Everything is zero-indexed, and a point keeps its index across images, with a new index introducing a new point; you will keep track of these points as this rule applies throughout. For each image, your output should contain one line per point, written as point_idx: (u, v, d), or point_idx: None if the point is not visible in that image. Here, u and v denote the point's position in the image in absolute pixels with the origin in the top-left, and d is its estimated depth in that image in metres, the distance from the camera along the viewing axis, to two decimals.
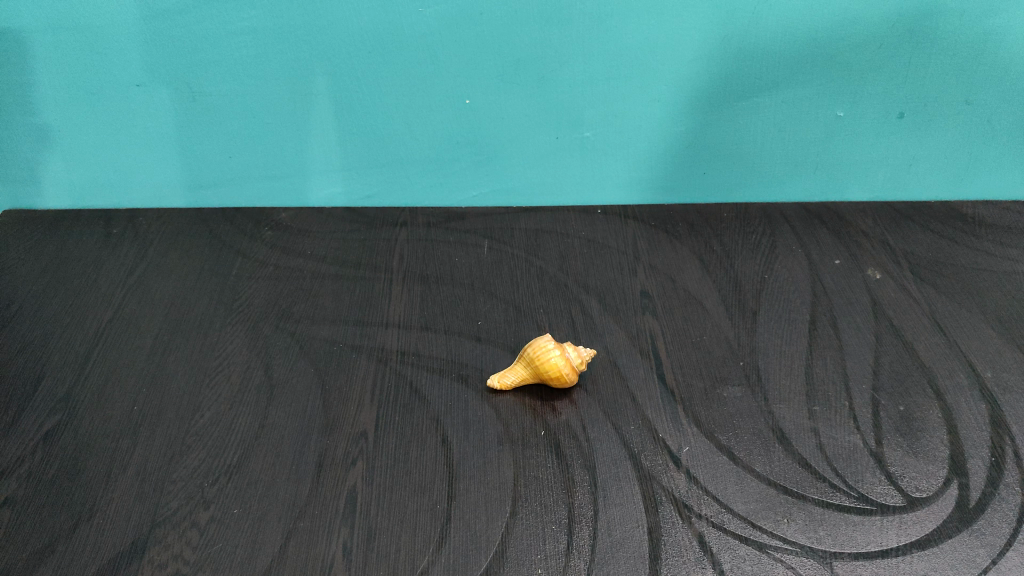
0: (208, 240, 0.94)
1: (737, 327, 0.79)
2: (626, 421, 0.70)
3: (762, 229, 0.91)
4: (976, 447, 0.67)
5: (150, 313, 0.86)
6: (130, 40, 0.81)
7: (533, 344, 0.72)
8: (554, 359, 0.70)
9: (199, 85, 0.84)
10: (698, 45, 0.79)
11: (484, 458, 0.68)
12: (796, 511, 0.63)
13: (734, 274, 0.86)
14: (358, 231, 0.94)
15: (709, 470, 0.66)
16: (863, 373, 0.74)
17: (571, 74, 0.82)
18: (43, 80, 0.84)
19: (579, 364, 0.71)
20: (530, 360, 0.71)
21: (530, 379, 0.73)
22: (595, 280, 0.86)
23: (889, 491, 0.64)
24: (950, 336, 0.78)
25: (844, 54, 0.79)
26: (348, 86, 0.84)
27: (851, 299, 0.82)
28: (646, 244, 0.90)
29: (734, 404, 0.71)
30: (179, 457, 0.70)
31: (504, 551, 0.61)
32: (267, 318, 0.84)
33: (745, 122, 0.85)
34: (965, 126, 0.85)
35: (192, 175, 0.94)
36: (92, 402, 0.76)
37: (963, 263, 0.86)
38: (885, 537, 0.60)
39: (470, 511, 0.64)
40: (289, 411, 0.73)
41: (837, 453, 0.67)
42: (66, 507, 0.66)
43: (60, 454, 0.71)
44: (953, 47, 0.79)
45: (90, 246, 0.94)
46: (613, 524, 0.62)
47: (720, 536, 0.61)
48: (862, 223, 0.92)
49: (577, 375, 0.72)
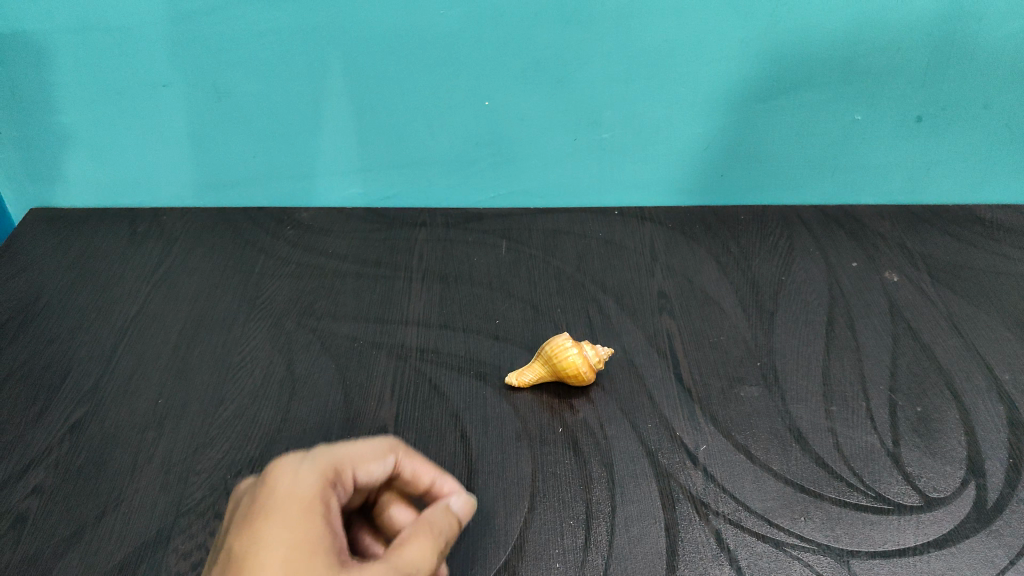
0: (232, 238, 0.96)
1: (754, 328, 0.80)
2: (644, 419, 0.71)
3: (779, 232, 0.92)
4: (994, 448, 0.67)
5: (174, 309, 0.88)
6: (157, 40, 0.82)
7: (550, 341, 0.73)
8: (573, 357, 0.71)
9: (224, 85, 0.85)
10: (719, 47, 0.79)
11: (503, 454, 0.69)
12: (813, 509, 0.63)
13: (751, 275, 0.86)
14: (378, 230, 0.96)
15: (726, 468, 0.67)
16: (881, 375, 0.74)
17: (591, 76, 0.82)
18: (71, 82, 0.85)
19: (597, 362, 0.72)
20: (548, 358, 0.72)
21: (548, 377, 0.74)
22: (612, 281, 0.87)
23: (906, 490, 0.64)
24: (968, 339, 0.78)
25: (864, 57, 0.79)
26: (370, 88, 0.85)
27: (869, 301, 0.83)
28: (663, 245, 0.91)
29: (751, 403, 0.72)
30: (203, 449, 0.72)
31: (523, 545, 0.62)
32: (290, 314, 0.86)
33: (763, 125, 0.86)
34: (985, 129, 0.85)
35: (216, 174, 0.96)
36: (118, 394, 0.77)
37: (980, 266, 0.86)
38: (903, 537, 0.61)
39: (490, 505, 0.65)
40: (310, 405, 0.75)
41: (854, 453, 0.67)
42: (93, 496, 0.68)
43: (87, 444, 0.72)
44: (974, 50, 0.78)
45: (116, 244, 0.96)
46: (630, 520, 0.63)
47: (737, 533, 0.62)
48: (879, 225, 0.92)
49: (594, 373, 0.73)
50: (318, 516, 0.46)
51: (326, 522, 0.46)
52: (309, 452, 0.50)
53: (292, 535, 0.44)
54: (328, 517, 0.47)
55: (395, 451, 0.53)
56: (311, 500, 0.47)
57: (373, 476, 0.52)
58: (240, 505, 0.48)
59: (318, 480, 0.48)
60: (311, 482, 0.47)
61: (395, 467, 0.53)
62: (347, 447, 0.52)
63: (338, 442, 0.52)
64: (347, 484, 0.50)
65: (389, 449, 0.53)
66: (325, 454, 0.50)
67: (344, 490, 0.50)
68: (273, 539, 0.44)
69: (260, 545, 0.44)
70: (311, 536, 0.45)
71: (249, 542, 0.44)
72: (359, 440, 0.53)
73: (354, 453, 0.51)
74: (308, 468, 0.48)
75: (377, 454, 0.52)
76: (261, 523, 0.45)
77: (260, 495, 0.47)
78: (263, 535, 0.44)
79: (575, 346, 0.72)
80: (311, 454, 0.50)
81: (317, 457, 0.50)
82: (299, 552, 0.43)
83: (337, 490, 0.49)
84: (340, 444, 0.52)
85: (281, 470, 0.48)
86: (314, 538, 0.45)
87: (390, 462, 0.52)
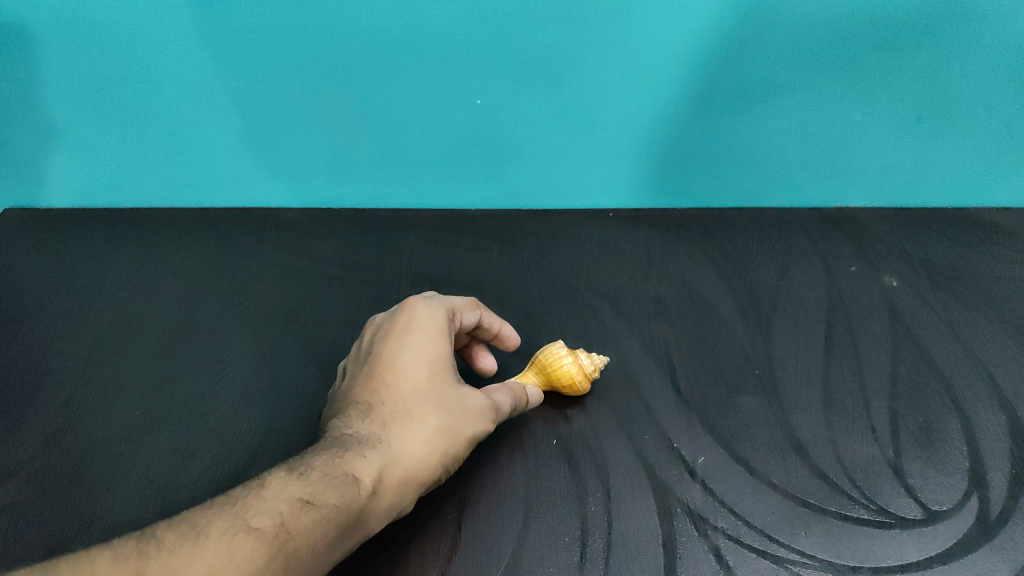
0: (214, 241, 0.93)
1: (752, 335, 0.78)
2: (641, 431, 0.69)
3: (775, 235, 0.90)
4: (996, 459, 0.66)
5: (154, 315, 0.84)
6: (132, 36, 0.77)
7: (544, 350, 0.71)
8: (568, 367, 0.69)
9: (204, 83, 0.81)
10: (720, 45, 0.76)
11: (496, 467, 0.66)
12: (814, 523, 0.62)
13: (749, 280, 0.85)
14: (366, 233, 0.93)
15: (725, 480, 0.65)
16: (881, 383, 0.73)
17: (586, 75, 0.79)
18: (43, 77, 0.81)
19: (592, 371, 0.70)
20: (542, 367, 0.70)
21: (541, 387, 0.71)
22: (607, 286, 0.84)
23: (908, 504, 0.63)
24: (968, 345, 0.77)
25: (865, 56, 0.77)
26: (356, 86, 0.81)
27: (868, 307, 0.81)
28: (658, 248, 0.89)
29: (750, 413, 0.70)
30: (183, 463, 0.69)
31: (517, 563, 0.60)
32: (274, 321, 0.83)
33: (761, 125, 0.84)
34: (985, 130, 0.83)
35: (198, 174, 0.93)
36: (95, 406, 0.74)
37: (979, 270, 0.85)
38: (905, 551, 0.60)
39: (482, 521, 0.63)
40: (296, 416, 0.73)
41: (855, 464, 0.66)
42: (67, 514, 0.65)
43: (62, 459, 0.69)
44: (976, 49, 0.76)
45: (93, 246, 0.93)
46: (627, 536, 0.61)
47: (737, 549, 0.60)
48: (876, 228, 0.91)
49: (589, 384, 0.71)
50: (448, 336, 0.63)
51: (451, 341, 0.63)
52: (438, 296, 0.67)
53: (435, 344, 0.61)
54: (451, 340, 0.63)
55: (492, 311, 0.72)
56: (444, 326, 0.63)
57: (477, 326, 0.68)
58: (386, 321, 0.64)
59: (454, 314, 0.65)
60: (445, 314, 0.64)
61: (491, 324, 0.70)
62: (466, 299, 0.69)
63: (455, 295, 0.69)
64: (467, 323, 0.67)
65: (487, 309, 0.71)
66: (453, 301, 0.67)
67: (463, 324, 0.67)
68: (421, 343, 0.61)
69: (409, 346, 0.61)
70: (446, 348, 0.62)
71: (399, 343, 0.61)
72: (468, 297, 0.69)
73: (468, 302, 0.68)
74: (448, 301, 0.66)
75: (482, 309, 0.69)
76: (405, 336, 0.61)
77: (404, 313, 0.64)
78: (411, 338, 0.61)
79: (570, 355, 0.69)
80: (440, 296, 0.67)
81: (447, 302, 0.66)
82: (443, 350, 0.61)
83: (463, 325, 0.66)
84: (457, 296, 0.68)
85: (421, 303, 0.64)
86: (446, 351, 0.62)
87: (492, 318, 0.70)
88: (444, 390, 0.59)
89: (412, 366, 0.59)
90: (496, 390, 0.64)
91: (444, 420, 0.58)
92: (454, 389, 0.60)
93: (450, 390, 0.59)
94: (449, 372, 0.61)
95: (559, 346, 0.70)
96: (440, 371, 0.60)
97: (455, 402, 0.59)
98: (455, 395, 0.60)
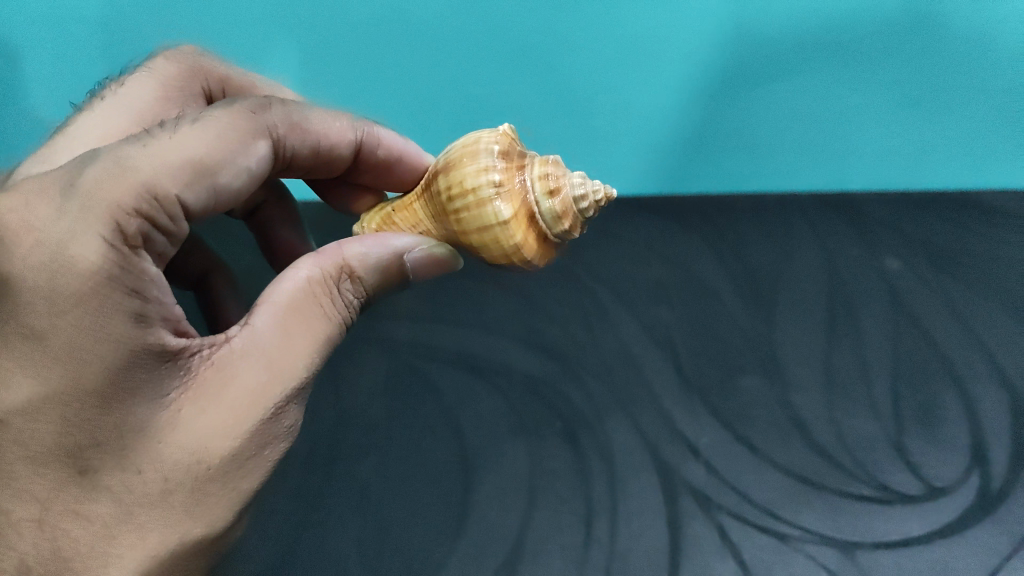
0: None
1: (753, 317, 0.77)
2: (642, 413, 0.69)
3: (775, 220, 0.86)
4: (996, 435, 0.69)
5: None
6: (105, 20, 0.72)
7: (462, 184, 0.51)
8: (499, 207, 0.51)
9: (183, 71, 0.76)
10: (703, 25, 0.75)
11: (499, 452, 0.66)
12: (815, 499, 0.64)
13: (750, 263, 0.82)
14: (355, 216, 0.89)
15: (727, 460, 0.66)
16: (882, 363, 0.74)
17: (582, 61, 0.78)
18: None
19: (553, 213, 0.54)
20: (462, 211, 0.51)
21: (466, 237, 0.53)
22: (607, 269, 0.80)
23: (909, 480, 0.66)
24: (969, 326, 0.78)
25: (857, 42, 0.78)
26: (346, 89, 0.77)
27: (868, 289, 0.80)
28: (661, 235, 0.83)
29: (751, 394, 0.71)
30: None
31: (523, 543, 0.62)
32: None
33: (758, 110, 0.82)
34: (979, 114, 0.84)
35: None
36: None
37: (980, 251, 0.84)
38: (907, 526, 0.63)
39: (488, 502, 0.63)
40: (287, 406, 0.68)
41: (857, 443, 0.68)
42: None
43: None
44: (965, 34, 0.78)
45: None
46: (631, 514, 0.63)
47: (740, 526, 0.63)
48: (875, 211, 0.88)
49: (534, 232, 0.54)
50: (109, 304, 0.36)
51: (148, 309, 0.37)
52: (105, 157, 0.38)
53: (83, 339, 0.35)
54: (144, 306, 0.37)
55: (251, 132, 0.46)
56: (114, 270, 0.36)
57: (215, 192, 0.43)
58: None
59: (131, 212, 0.37)
60: (105, 235, 0.36)
61: (243, 176, 0.45)
62: (174, 144, 0.40)
63: (159, 132, 0.41)
64: (186, 212, 0.41)
65: (241, 131, 0.45)
66: (132, 170, 0.38)
67: (165, 213, 0.39)
68: (52, 338, 0.35)
69: (37, 372, 0.35)
70: (125, 349, 0.36)
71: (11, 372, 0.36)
72: (184, 138, 0.41)
73: (179, 166, 0.40)
74: (112, 199, 0.37)
75: (218, 160, 0.42)
76: (13, 335, 0.35)
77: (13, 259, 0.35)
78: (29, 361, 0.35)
79: (505, 186, 0.51)
80: (112, 159, 0.38)
81: (124, 177, 0.38)
82: (100, 367, 0.36)
83: (172, 225, 0.40)
84: (159, 144, 0.40)
85: (44, 209, 0.36)
86: (125, 347, 0.36)
87: (244, 152, 0.44)
88: (147, 460, 0.38)
89: (39, 464, 0.37)
90: (277, 323, 0.43)
91: (143, 555, 0.39)
92: (178, 424, 0.39)
93: (170, 444, 0.39)
94: (154, 396, 0.38)
95: (489, 161, 0.51)
96: (130, 411, 0.37)
97: (170, 476, 0.39)
98: (174, 459, 0.39)
